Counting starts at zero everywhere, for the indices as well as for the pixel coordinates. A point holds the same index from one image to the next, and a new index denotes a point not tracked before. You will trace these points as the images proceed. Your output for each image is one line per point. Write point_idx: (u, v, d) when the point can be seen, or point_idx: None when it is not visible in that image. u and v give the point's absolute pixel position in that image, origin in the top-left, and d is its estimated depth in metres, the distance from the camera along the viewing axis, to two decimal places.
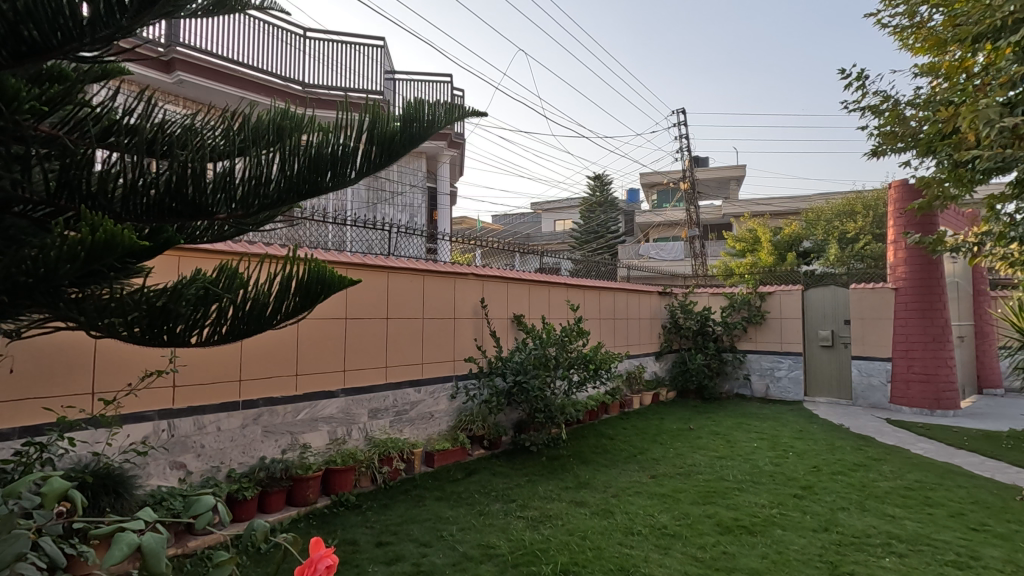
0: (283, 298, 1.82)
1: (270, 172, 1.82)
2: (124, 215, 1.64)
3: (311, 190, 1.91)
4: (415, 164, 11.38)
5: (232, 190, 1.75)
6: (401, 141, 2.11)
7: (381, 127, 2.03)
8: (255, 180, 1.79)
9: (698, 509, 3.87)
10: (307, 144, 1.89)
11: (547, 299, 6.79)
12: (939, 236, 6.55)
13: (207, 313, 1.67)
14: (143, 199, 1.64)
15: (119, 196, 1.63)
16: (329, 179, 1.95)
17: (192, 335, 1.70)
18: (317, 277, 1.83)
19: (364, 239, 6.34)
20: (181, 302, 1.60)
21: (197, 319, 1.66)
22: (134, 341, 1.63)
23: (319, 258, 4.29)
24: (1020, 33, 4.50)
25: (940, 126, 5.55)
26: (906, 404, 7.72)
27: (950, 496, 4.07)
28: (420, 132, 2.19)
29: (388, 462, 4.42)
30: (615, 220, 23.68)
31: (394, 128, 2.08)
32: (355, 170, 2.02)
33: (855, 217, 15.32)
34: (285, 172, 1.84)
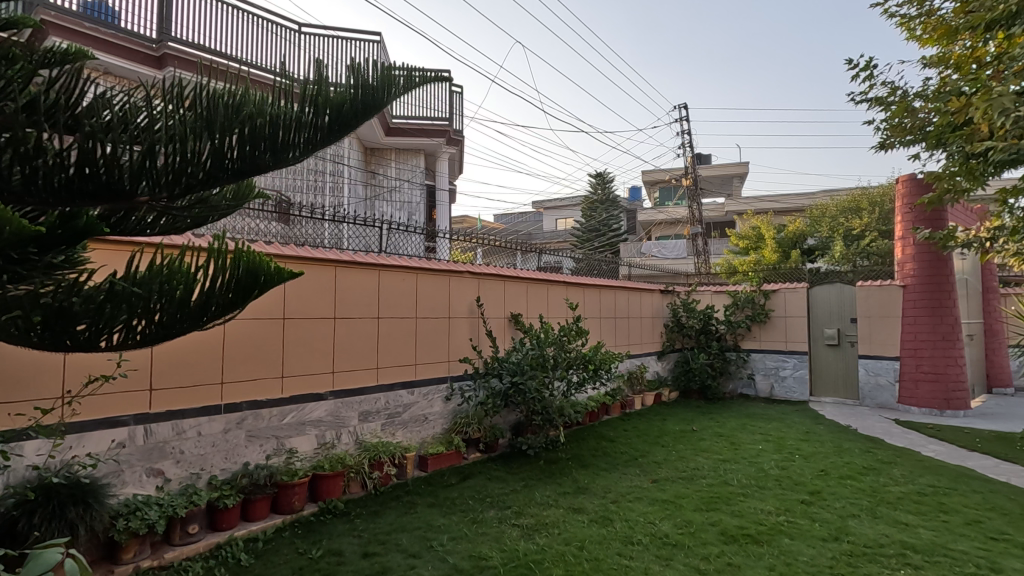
0: (209, 295, 1.88)
1: (197, 154, 1.83)
2: (29, 196, 1.68)
3: (244, 170, 1.95)
4: (413, 162, 11.27)
5: (154, 173, 1.77)
6: (348, 112, 2.15)
7: (323, 98, 2.08)
8: (181, 162, 1.80)
9: (702, 517, 3.70)
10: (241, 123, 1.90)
11: (546, 297, 6.63)
12: (950, 231, 6.37)
13: (112, 316, 1.77)
14: (55, 181, 1.67)
15: (17, 181, 1.64)
16: (266, 156, 2.00)
17: (104, 337, 1.82)
18: (244, 272, 1.89)
19: (360, 236, 6.21)
20: (97, 305, 1.75)
21: (102, 323, 1.77)
22: (46, 342, 1.77)
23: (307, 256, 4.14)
24: None
25: (951, 117, 5.36)
26: (915, 404, 7.53)
27: (965, 501, 3.89)
28: (370, 104, 2.22)
29: (379, 467, 4.26)
30: (617, 218, 23.49)
31: (341, 100, 2.11)
32: (296, 148, 2.08)
33: (860, 214, 15.08)
34: (214, 154, 1.85)
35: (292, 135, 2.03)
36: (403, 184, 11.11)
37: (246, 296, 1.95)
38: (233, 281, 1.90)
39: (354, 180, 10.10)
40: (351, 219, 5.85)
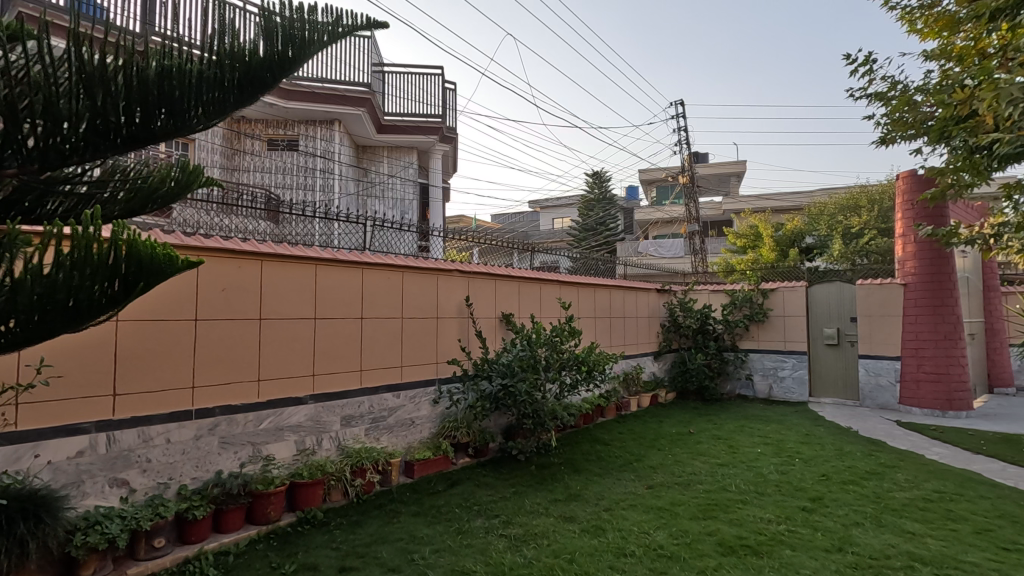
0: (100, 285, 1.66)
1: (80, 119, 1.83)
2: None
3: (137, 136, 1.97)
4: (406, 160, 11.05)
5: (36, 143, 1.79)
6: (251, 74, 2.17)
7: (224, 59, 2.10)
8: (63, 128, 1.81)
9: (699, 526, 3.53)
10: (126, 88, 1.88)
11: (538, 296, 6.45)
12: (953, 227, 6.23)
13: None
14: None
15: None
16: (164, 119, 2.01)
17: None
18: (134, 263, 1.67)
19: (352, 235, 6.04)
20: None
21: None
22: None
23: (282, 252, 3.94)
24: None
25: (955, 109, 5.20)
26: (916, 405, 7.37)
27: (973, 508, 3.72)
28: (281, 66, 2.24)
29: (362, 474, 4.08)
30: (614, 217, 23.33)
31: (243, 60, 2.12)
32: (195, 114, 2.09)
33: (859, 211, 14.92)
34: (97, 121, 1.86)
35: (190, 100, 2.04)
36: (396, 182, 10.90)
37: (132, 291, 1.73)
38: (119, 275, 1.67)
39: (346, 178, 9.90)
40: (343, 217, 5.69)
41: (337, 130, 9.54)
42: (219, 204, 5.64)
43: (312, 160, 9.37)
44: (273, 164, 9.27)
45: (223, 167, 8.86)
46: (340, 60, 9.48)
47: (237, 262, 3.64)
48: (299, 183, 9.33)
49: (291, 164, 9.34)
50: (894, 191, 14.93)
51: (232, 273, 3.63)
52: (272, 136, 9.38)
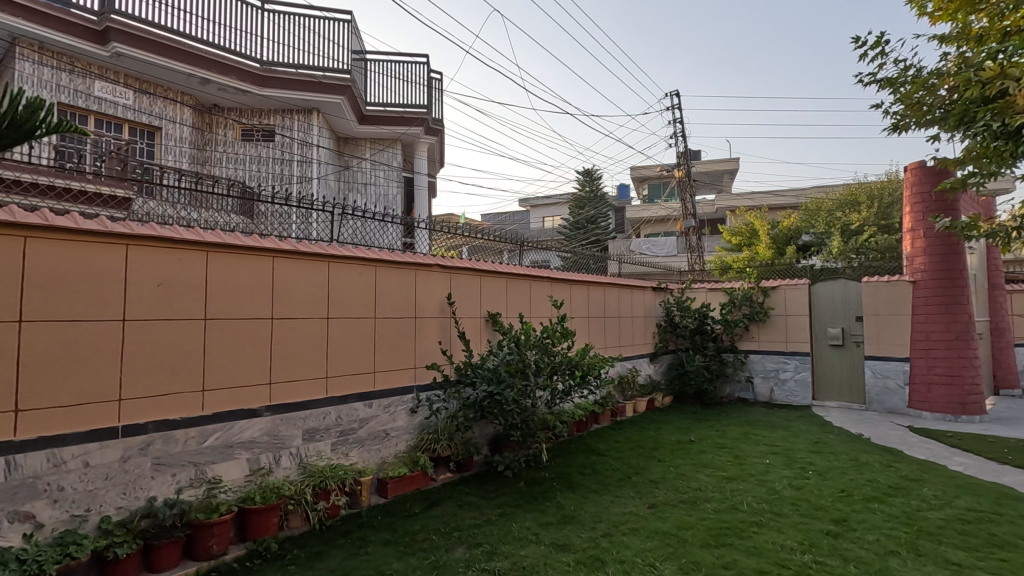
0: None
1: None
2: None
3: None
4: (388, 155, 10.51)
5: None
6: None
7: None
8: None
9: (711, 556, 3.06)
10: None
11: (528, 295, 5.98)
12: (970, 221, 5.81)
13: None
14: None
15: None
16: None
17: None
18: None
19: (333, 228, 5.46)
20: None
21: None
22: None
23: (234, 242, 3.43)
24: None
25: (980, 89, 4.77)
26: (927, 409, 6.98)
27: (1018, 532, 3.27)
28: None
29: (325, 497, 3.58)
30: (607, 216, 22.97)
31: None
32: None
33: (858, 208, 14.59)
34: None
35: None
36: (379, 179, 10.38)
37: None
38: None
39: (325, 172, 9.37)
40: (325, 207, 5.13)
41: (316, 120, 8.96)
42: (182, 190, 5.06)
43: (288, 150, 8.81)
44: (247, 155, 8.71)
45: (194, 159, 8.30)
46: (319, 44, 8.93)
47: (176, 252, 3.13)
48: (275, 174, 8.80)
49: (266, 155, 8.78)
50: (892, 187, 14.65)
51: (170, 266, 3.11)
52: (246, 127, 8.81)
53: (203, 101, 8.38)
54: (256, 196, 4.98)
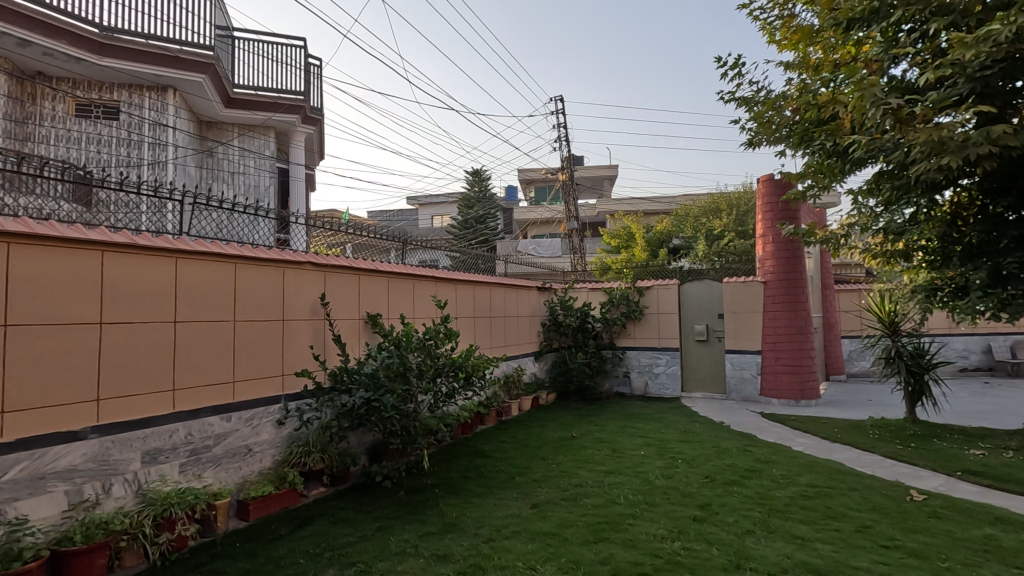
0: None
1: None
2: None
3: None
4: (259, 144, 9.62)
5: None
6: None
7: None
8: None
9: (590, 552, 3.10)
10: None
11: (411, 294, 5.76)
12: (809, 229, 6.56)
13: None
14: None
15: None
16: None
17: None
18: None
19: (193, 220, 4.82)
20: None
21: None
22: None
23: (51, 233, 2.87)
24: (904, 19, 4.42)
25: (818, 112, 5.39)
26: (775, 395, 7.80)
27: (848, 503, 3.70)
28: None
29: (169, 528, 3.12)
30: (495, 216, 23.05)
31: None
32: None
33: (719, 215, 16.11)
34: None
35: None
36: (248, 169, 9.48)
37: None
38: None
39: (184, 157, 8.33)
40: (183, 197, 4.50)
41: (172, 99, 7.96)
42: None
43: (137, 130, 7.73)
44: (83, 133, 7.50)
45: (10, 134, 6.94)
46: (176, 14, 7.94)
47: None
48: (119, 158, 7.64)
49: (109, 135, 7.62)
50: (747, 198, 16.33)
51: None
52: (82, 100, 7.56)
53: (23, 67, 7.04)
54: (94, 181, 4.23)
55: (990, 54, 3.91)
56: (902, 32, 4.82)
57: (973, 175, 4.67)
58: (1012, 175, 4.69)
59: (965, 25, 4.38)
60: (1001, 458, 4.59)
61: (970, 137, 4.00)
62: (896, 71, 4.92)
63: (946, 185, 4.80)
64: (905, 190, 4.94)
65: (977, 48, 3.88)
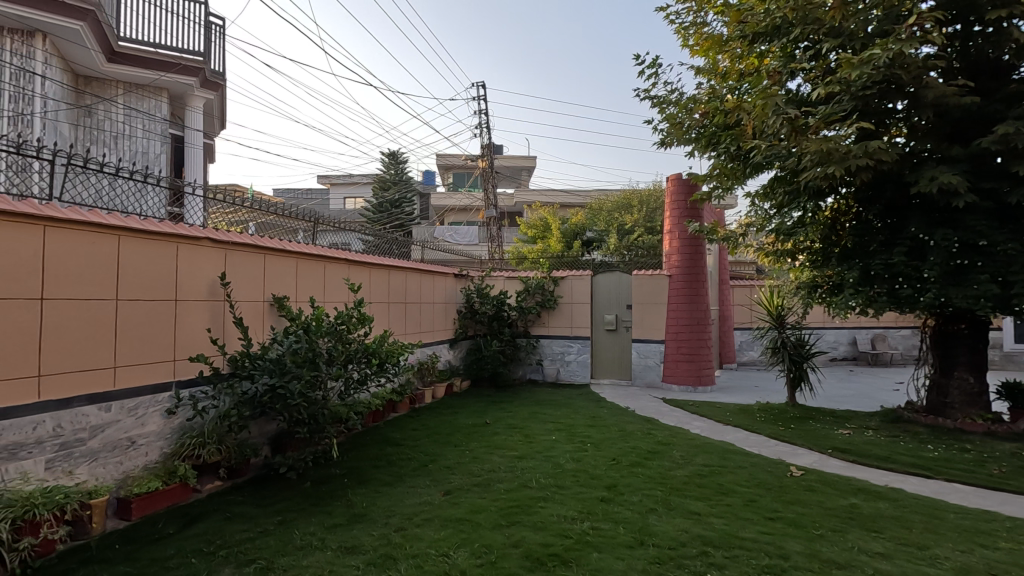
0: None
1: None
2: None
3: None
4: (149, 105, 8.23)
5: None
6: None
7: None
8: None
9: (501, 537, 3.10)
10: None
11: (321, 277, 5.36)
12: (712, 228, 7.01)
13: None
14: None
15: None
16: None
17: None
18: None
19: (85, 185, 3.86)
20: None
21: None
22: None
23: None
24: (833, 43, 4.78)
25: (724, 117, 5.76)
26: (675, 382, 8.30)
27: (737, 480, 4.02)
28: None
29: (32, 531, 2.67)
30: (410, 200, 21.97)
31: None
32: None
33: (630, 211, 16.94)
34: None
35: None
36: (134, 132, 8.04)
37: None
38: None
39: (55, 112, 6.98)
40: (56, 153, 3.46)
41: (41, 45, 6.62)
42: None
43: None
44: None
45: None
46: None
47: None
48: None
49: None
50: (657, 195, 17.24)
51: None
52: None
53: None
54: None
55: (871, 75, 4.35)
56: (799, 50, 5.23)
57: (851, 184, 5.20)
58: (881, 186, 5.25)
59: (851, 46, 4.84)
60: (863, 436, 5.21)
61: (851, 150, 4.45)
62: (795, 86, 5.34)
63: (829, 192, 5.31)
64: (795, 194, 5.40)
65: (861, 69, 4.30)
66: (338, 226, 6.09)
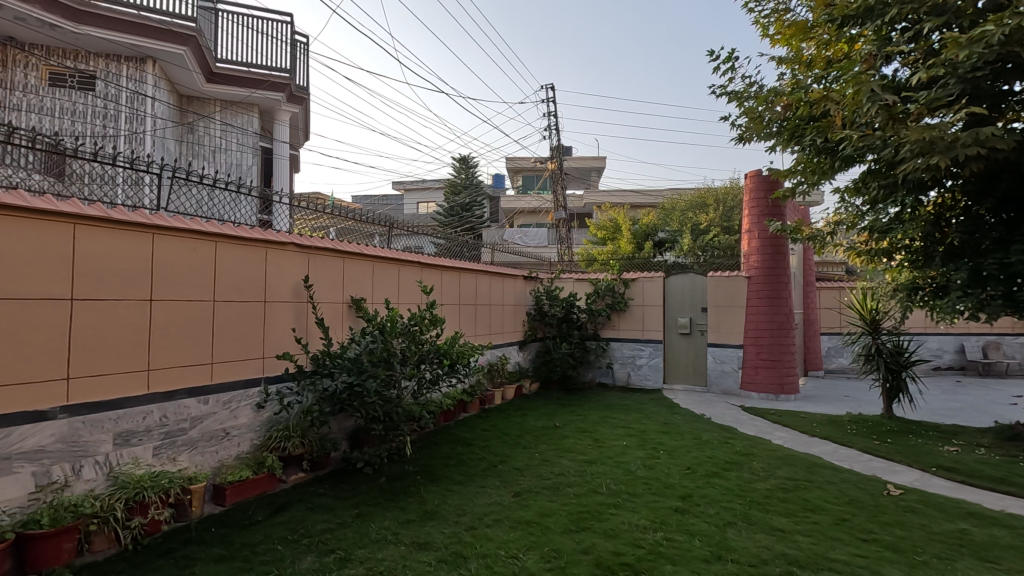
0: None
1: None
2: None
3: None
4: (241, 120, 8.86)
5: None
6: None
7: None
8: None
9: (572, 542, 3.06)
10: None
11: (396, 280, 5.54)
12: (795, 226, 6.59)
13: None
14: None
15: None
16: None
17: None
18: None
19: (187, 196, 4.19)
20: None
21: None
22: None
23: (49, 214, 2.69)
24: (937, 22, 4.37)
25: (810, 108, 5.41)
26: (755, 389, 7.88)
27: (825, 496, 3.75)
28: None
29: (142, 512, 2.92)
30: (480, 204, 22.32)
31: None
32: None
33: (705, 210, 16.32)
34: None
35: None
36: (229, 146, 8.70)
37: None
38: None
39: (163, 130, 7.68)
40: (162, 167, 3.79)
41: (152, 70, 7.32)
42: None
43: (113, 104, 7.13)
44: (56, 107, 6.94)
45: None
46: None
47: None
48: (94, 131, 7.02)
49: (81, 104, 7.03)
50: (734, 193, 16.50)
51: None
52: (56, 70, 6.98)
53: None
54: (68, 149, 3.67)
55: (983, 55, 3.93)
56: (896, 32, 4.82)
57: (959, 176, 4.72)
58: (995, 178, 4.73)
59: (957, 25, 4.42)
60: (974, 455, 4.71)
61: (959, 138, 4.03)
62: (891, 72, 4.92)
63: (931, 185, 4.85)
64: (891, 189, 4.98)
65: (970, 48, 3.90)
66: (411, 230, 6.28)
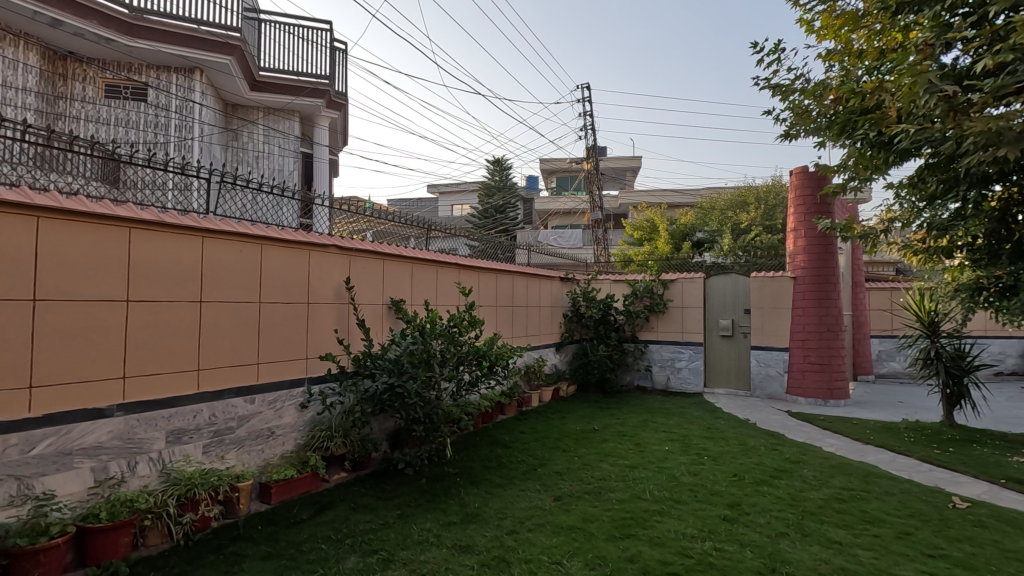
0: None
1: None
2: None
3: None
4: (285, 125, 9.03)
5: None
6: None
7: None
8: None
9: (616, 549, 2.99)
10: None
11: (434, 282, 5.55)
12: (845, 224, 6.25)
13: None
14: None
15: None
16: None
17: None
18: None
19: (233, 200, 4.26)
20: None
21: None
22: None
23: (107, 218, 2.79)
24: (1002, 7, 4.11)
25: (861, 100, 5.17)
26: (802, 394, 7.59)
27: (885, 508, 3.55)
28: None
29: (193, 508, 2.98)
30: (514, 206, 22.32)
31: None
32: None
33: (746, 209, 15.88)
34: None
35: None
36: (273, 150, 8.92)
37: None
38: None
39: (210, 136, 7.97)
40: (209, 172, 3.85)
41: (199, 79, 7.59)
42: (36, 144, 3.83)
43: (164, 113, 7.43)
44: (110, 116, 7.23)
45: (41, 113, 6.61)
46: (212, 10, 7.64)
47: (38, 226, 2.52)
48: (146, 139, 7.33)
49: (133, 113, 7.34)
50: (776, 191, 16.01)
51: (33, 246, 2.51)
52: (111, 82, 7.30)
53: (54, 44, 6.71)
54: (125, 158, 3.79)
55: None
56: (956, 18, 4.56)
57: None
58: None
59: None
60: None
61: None
62: (952, 60, 4.65)
63: (998, 179, 4.56)
64: (952, 184, 4.70)
65: None
66: (447, 232, 6.27)
